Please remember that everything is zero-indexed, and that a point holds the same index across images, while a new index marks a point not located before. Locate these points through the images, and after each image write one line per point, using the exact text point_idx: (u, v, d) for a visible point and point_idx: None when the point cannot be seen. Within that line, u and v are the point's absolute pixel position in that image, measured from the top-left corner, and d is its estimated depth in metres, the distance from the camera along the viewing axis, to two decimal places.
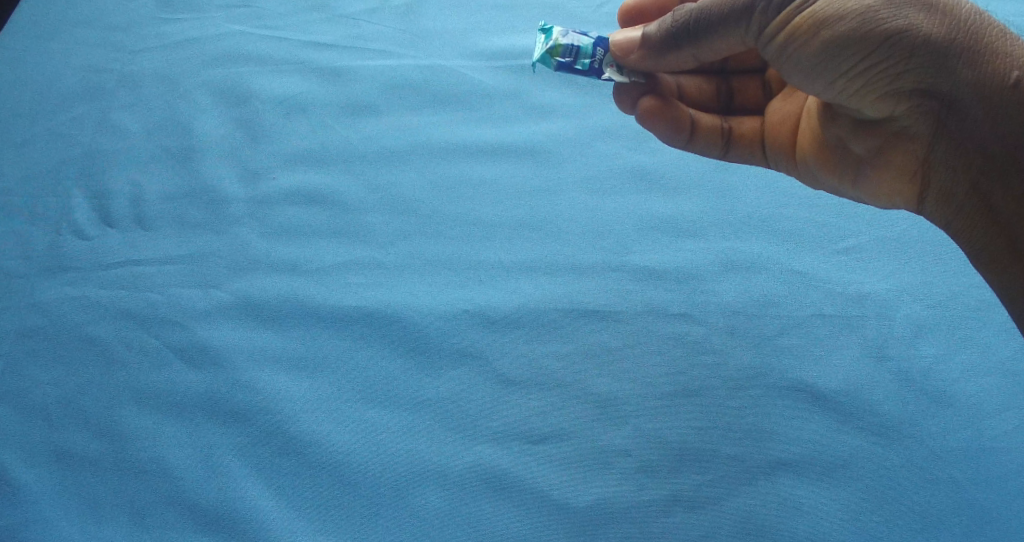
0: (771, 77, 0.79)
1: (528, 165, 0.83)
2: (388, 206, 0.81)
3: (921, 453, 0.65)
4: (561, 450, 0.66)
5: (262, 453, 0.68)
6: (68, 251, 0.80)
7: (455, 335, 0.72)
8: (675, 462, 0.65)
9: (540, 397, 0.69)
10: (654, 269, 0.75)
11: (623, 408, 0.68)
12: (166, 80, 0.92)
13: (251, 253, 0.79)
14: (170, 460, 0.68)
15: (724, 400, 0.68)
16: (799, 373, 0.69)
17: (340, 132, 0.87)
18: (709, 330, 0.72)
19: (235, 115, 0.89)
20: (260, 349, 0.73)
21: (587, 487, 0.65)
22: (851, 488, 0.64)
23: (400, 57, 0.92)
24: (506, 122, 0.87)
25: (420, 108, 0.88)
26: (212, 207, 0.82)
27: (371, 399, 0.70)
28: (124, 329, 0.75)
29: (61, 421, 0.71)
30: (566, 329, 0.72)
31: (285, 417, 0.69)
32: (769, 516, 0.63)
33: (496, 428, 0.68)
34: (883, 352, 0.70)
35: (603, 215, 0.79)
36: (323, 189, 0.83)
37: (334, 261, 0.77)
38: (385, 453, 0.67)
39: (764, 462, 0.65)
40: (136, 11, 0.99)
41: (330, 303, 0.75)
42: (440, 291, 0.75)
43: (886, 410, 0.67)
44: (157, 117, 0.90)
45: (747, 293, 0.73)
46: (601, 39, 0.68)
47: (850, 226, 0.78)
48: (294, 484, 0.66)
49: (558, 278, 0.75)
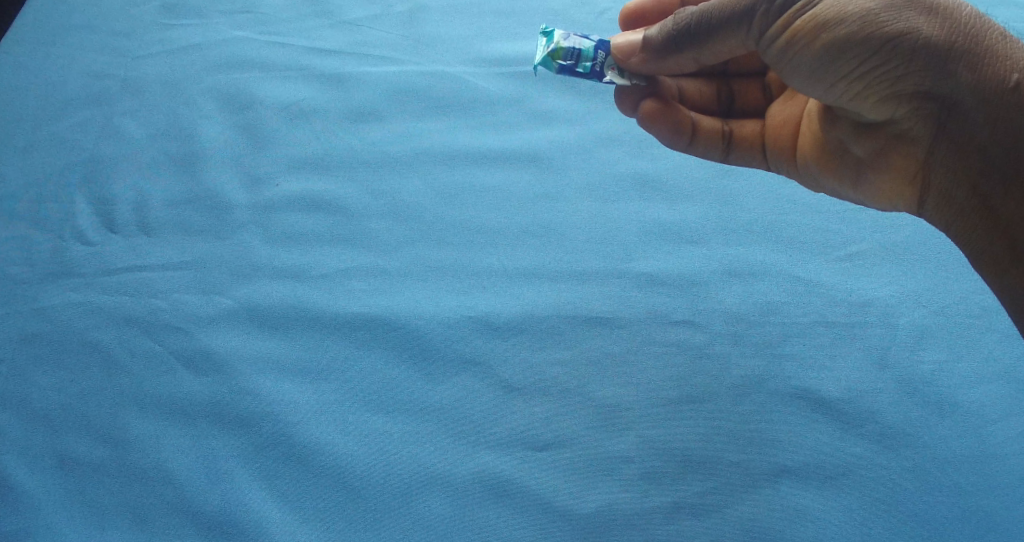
0: (773, 79, 0.77)
1: (531, 172, 0.80)
2: (517, 208, 0.78)
3: (921, 459, 0.63)
4: (561, 456, 0.64)
5: (271, 459, 0.66)
6: (74, 257, 0.78)
7: (458, 343, 0.70)
8: (678, 469, 0.63)
9: (543, 403, 0.67)
10: (667, 276, 0.73)
11: (628, 416, 0.66)
12: (168, 85, 0.90)
13: (252, 259, 0.76)
14: (174, 465, 0.66)
15: (732, 407, 0.66)
16: (803, 381, 0.67)
17: (341, 138, 0.84)
18: (713, 337, 0.69)
19: (238, 120, 0.86)
20: (268, 357, 0.71)
21: (647, 494, 0.63)
22: (853, 495, 0.62)
23: (403, 63, 0.89)
24: (508, 130, 0.84)
25: (424, 114, 0.85)
26: (217, 213, 0.80)
27: (387, 408, 0.67)
28: (127, 337, 0.72)
29: (64, 427, 0.69)
30: (577, 336, 0.70)
31: (294, 423, 0.67)
32: (771, 523, 0.61)
33: (501, 434, 0.66)
34: (885, 361, 0.68)
35: (609, 222, 0.77)
36: (325, 195, 0.80)
37: (337, 268, 0.75)
38: (394, 459, 0.65)
39: (928, 453, 0.63)
40: (138, 17, 0.96)
41: (333, 309, 0.72)
42: (443, 298, 0.73)
43: (891, 418, 0.65)
44: (157, 122, 0.87)
45: (750, 301, 0.71)
46: (602, 42, 0.67)
47: (853, 232, 0.75)
48: (303, 488, 0.64)
49: (563, 283, 0.73)
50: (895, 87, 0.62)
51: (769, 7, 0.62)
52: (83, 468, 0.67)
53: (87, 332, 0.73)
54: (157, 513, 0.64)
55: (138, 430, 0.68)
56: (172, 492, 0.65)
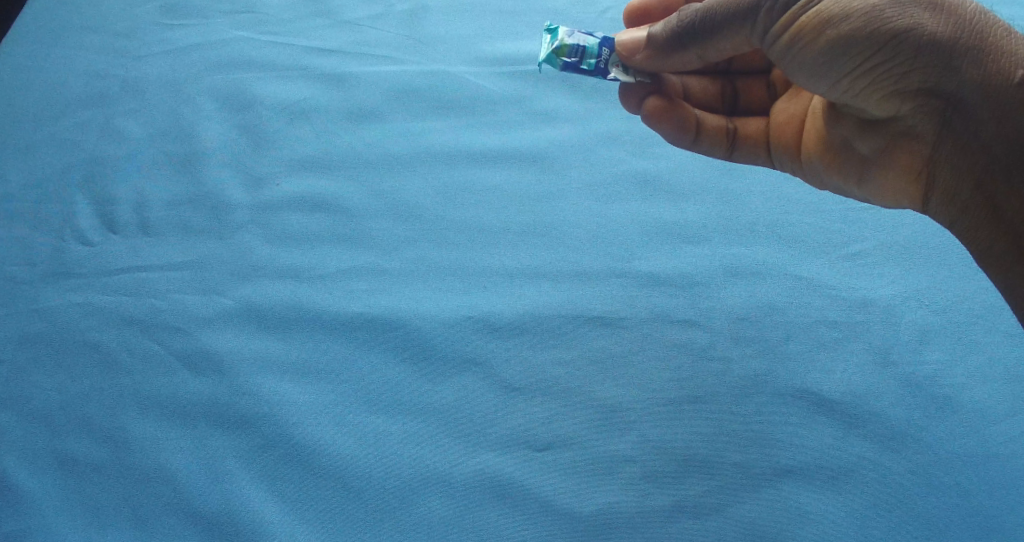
0: (774, 78, 0.92)
1: (651, 189, 0.94)
2: (584, 278, 0.87)
3: (995, 438, 0.75)
4: (718, 467, 0.75)
5: (476, 487, 0.75)
6: (270, 293, 0.88)
7: (614, 325, 0.84)
8: (814, 463, 0.75)
9: (692, 403, 0.79)
10: (766, 266, 0.87)
11: (761, 419, 0.78)
12: (347, 108, 1.04)
13: (429, 302, 0.86)
14: (392, 475, 0.76)
15: (837, 400, 0.78)
16: (884, 346, 0.81)
17: (502, 160, 0.98)
18: (816, 325, 0.83)
19: (408, 149, 1.00)
20: (459, 360, 0.83)
21: (753, 500, 0.73)
22: (951, 498, 0.73)
23: (535, 94, 1.04)
24: (637, 154, 0.97)
25: (564, 144, 0.99)
26: (360, 230, 0.93)
27: (551, 391, 0.80)
28: (342, 339, 0.85)
29: (295, 456, 0.78)
30: (701, 317, 0.84)
31: (485, 427, 0.79)
32: (888, 517, 0.72)
33: (662, 442, 0.77)
34: (946, 334, 0.82)
35: (719, 226, 0.91)
36: (492, 220, 0.93)
37: (508, 296, 0.86)
38: (579, 460, 0.76)
39: (882, 471, 0.74)
40: (305, 47, 1.11)
41: (513, 304, 0.86)
42: (593, 287, 0.86)
43: (962, 405, 0.77)
44: (334, 158, 1.00)
45: (842, 291, 0.85)
46: (607, 40, 0.78)
47: (913, 233, 0.89)
48: (508, 504, 0.74)
49: (691, 293, 0.86)
50: (899, 84, 0.73)
51: (772, 5, 0.73)
52: (201, 439, 0.80)
53: (209, 334, 0.86)
54: (267, 479, 0.77)
55: (247, 428, 0.80)
56: (260, 483, 0.77)
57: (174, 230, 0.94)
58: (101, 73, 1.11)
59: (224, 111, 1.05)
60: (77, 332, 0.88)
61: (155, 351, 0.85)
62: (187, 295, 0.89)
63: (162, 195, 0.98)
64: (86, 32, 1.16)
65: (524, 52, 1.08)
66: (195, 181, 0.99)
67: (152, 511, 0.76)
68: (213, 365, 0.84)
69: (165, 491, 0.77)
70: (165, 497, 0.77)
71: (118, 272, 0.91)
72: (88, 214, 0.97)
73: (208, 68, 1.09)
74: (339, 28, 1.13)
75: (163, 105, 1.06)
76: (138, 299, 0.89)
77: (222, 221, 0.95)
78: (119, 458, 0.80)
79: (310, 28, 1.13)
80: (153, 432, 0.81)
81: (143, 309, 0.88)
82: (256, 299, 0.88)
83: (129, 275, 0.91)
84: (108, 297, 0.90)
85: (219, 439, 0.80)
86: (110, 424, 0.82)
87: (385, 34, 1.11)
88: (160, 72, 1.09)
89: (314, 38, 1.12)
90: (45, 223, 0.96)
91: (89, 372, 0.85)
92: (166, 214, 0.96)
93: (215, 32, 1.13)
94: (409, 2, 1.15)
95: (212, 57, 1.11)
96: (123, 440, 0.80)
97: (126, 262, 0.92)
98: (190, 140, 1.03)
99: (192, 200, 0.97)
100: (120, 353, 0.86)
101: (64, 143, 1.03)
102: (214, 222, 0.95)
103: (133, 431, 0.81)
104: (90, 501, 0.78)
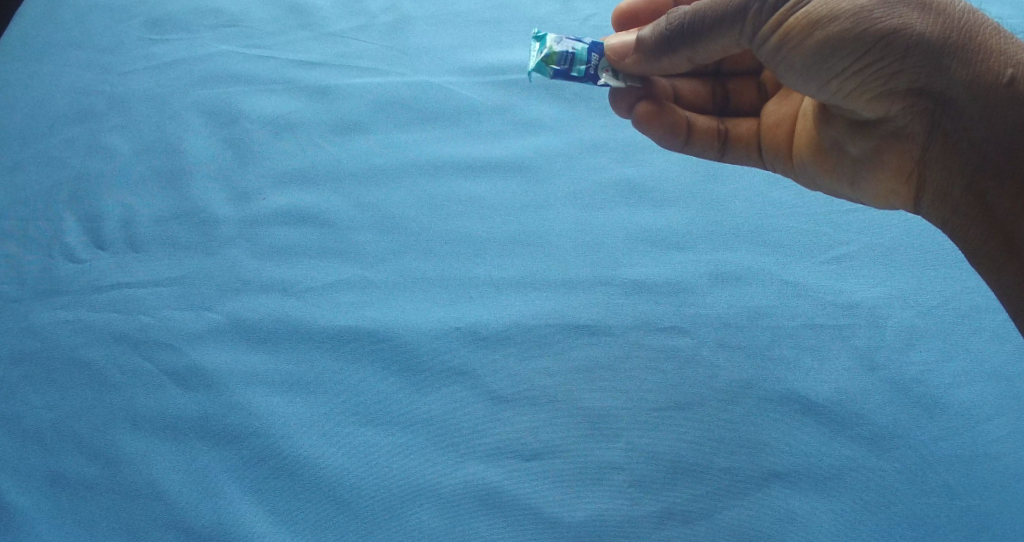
0: (766, 80, 0.92)
1: (634, 198, 0.96)
2: (568, 286, 0.88)
3: (972, 434, 0.77)
4: (703, 471, 0.77)
5: (465, 497, 0.76)
6: (260, 307, 0.89)
7: (598, 331, 0.85)
8: (797, 466, 0.76)
9: (680, 411, 0.80)
10: (748, 272, 0.89)
11: (746, 424, 0.79)
12: (332, 120, 1.05)
13: (416, 312, 0.87)
14: (380, 484, 0.77)
15: (819, 401, 0.80)
16: (865, 348, 0.83)
17: (485, 170, 0.99)
18: (797, 328, 0.84)
19: (392, 161, 1.01)
20: (446, 370, 0.84)
21: (737, 504, 0.75)
22: (931, 497, 0.74)
23: (519, 105, 1.05)
24: (618, 164, 0.99)
25: (548, 154, 1.00)
26: (349, 241, 0.94)
27: (539, 401, 0.81)
28: (331, 349, 0.86)
29: (286, 469, 0.79)
30: (684, 323, 0.85)
31: (475, 435, 0.80)
32: (868, 517, 0.73)
33: (649, 448, 0.78)
34: (925, 333, 0.83)
35: (701, 233, 0.92)
36: (478, 230, 0.94)
37: (493, 305, 0.88)
38: (565, 466, 0.77)
39: (862, 472, 0.76)
40: (290, 60, 1.12)
41: (498, 312, 0.87)
42: (577, 295, 0.88)
43: (937, 403, 0.79)
44: (322, 170, 1.01)
45: (823, 294, 0.87)
46: (596, 45, 0.80)
47: (895, 234, 0.91)
48: (495, 513, 0.75)
49: (674, 299, 0.87)
50: (888, 85, 0.74)
51: (761, 7, 0.74)
52: (190, 456, 0.80)
53: (197, 349, 0.87)
54: (251, 491, 0.78)
55: (238, 442, 0.81)
56: (250, 497, 0.78)
57: (160, 246, 0.95)
58: (87, 89, 1.11)
59: (209, 125, 1.06)
60: (68, 351, 0.88)
61: (146, 368, 0.86)
62: (174, 311, 0.90)
63: (148, 211, 0.98)
64: (74, 49, 1.16)
65: (508, 62, 1.10)
66: (183, 197, 0.99)
67: (145, 525, 0.77)
68: (202, 381, 0.85)
69: (153, 507, 0.78)
70: (159, 511, 0.78)
71: (107, 289, 0.92)
72: (76, 231, 0.97)
73: (192, 82, 1.10)
74: (323, 40, 1.14)
75: (148, 120, 1.07)
76: (126, 316, 0.90)
77: (210, 236, 0.96)
78: (107, 476, 0.80)
79: (295, 41, 1.14)
80: (141, 449, 0.81)
81: (123, 326, 0.89)
82: (247, 313, 0.89)
83: (115, 292, 0.91)
84: (97, 314, 0.90)
85: (209, 453, 0.80)
86: (107, 440, 0.82)
87: (370, 47, 1.13)
88: (146, 88, 1.10)
89: (300, 51, 1.13)
90: (31, 241, 0.96)
91: (77, 390, 0.86)
92: (152, 229, 0.97)
93: (199, 46, 1.15)
94: (393, 14, 1.16)
95: (197, 72, 1.12)
96: (101, 460, 0.81)
97: (112, 280, 0.92)
98: (177, 154, 1.03)
99: (180, 215, 0.98)
100: (109, 371, 0.86)
101: (52, 160, 1.04)
102: (201, 236, 0.96)
103: (123, 447, 0.81)
104: (83, 518, 0.78)
